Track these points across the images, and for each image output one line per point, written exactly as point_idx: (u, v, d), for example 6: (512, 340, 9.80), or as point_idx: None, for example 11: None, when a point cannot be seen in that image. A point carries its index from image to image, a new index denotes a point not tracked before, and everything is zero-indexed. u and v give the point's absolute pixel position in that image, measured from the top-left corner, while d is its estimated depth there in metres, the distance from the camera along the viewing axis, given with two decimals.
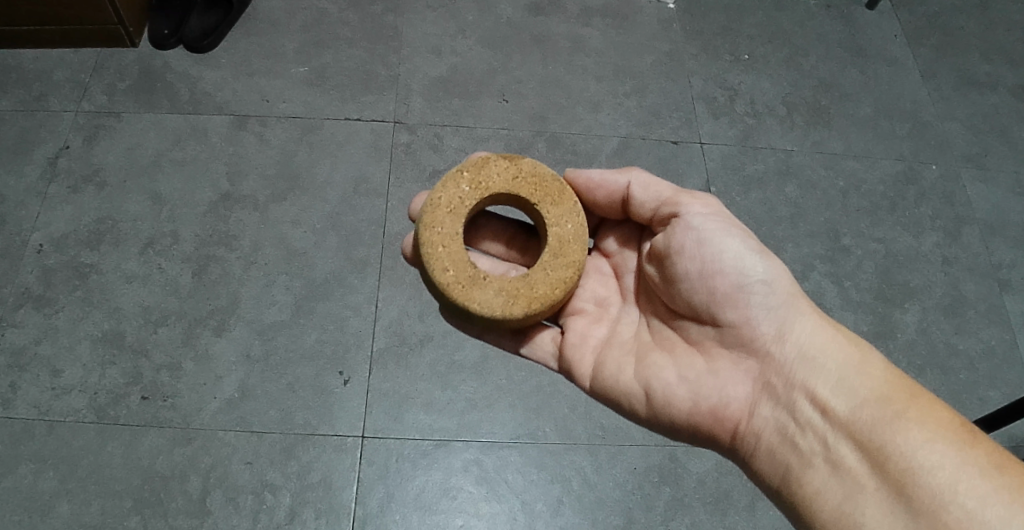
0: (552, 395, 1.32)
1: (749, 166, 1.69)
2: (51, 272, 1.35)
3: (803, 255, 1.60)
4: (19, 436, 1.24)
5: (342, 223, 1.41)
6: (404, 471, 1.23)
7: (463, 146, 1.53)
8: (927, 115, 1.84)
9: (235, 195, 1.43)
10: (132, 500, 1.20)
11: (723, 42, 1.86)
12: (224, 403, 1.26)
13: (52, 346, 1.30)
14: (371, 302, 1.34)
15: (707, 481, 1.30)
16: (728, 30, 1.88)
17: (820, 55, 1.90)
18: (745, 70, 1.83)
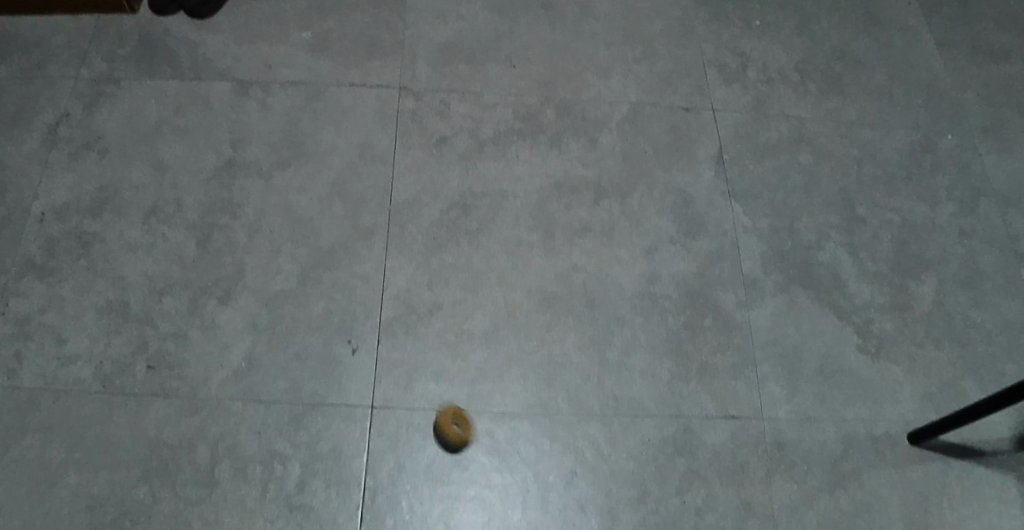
0: (564, 365, 1.30)
1: (762, 134, 1.66)
2: (53, 242, 1.34)
3: (818, 225, 1.57)
4: (25, 407, 1.23)
5: (348, 190, 1.38)
6: (416, 442, 1.22)
7: (470, 112, 1.50)
8: (941, 85, 1.79)
9: (238, 162, 1.40)
10: (140, 471, 1.20)
11: (735, 8, 1.82)
12: (231, 373, 1.24)
13: (57, 316, 1.28)
14: (379, 271, 1.32)
15: (721, 453, 1.32)
16: None
17: (834, 21, 1.85)
18: (758, 36, 1.79)
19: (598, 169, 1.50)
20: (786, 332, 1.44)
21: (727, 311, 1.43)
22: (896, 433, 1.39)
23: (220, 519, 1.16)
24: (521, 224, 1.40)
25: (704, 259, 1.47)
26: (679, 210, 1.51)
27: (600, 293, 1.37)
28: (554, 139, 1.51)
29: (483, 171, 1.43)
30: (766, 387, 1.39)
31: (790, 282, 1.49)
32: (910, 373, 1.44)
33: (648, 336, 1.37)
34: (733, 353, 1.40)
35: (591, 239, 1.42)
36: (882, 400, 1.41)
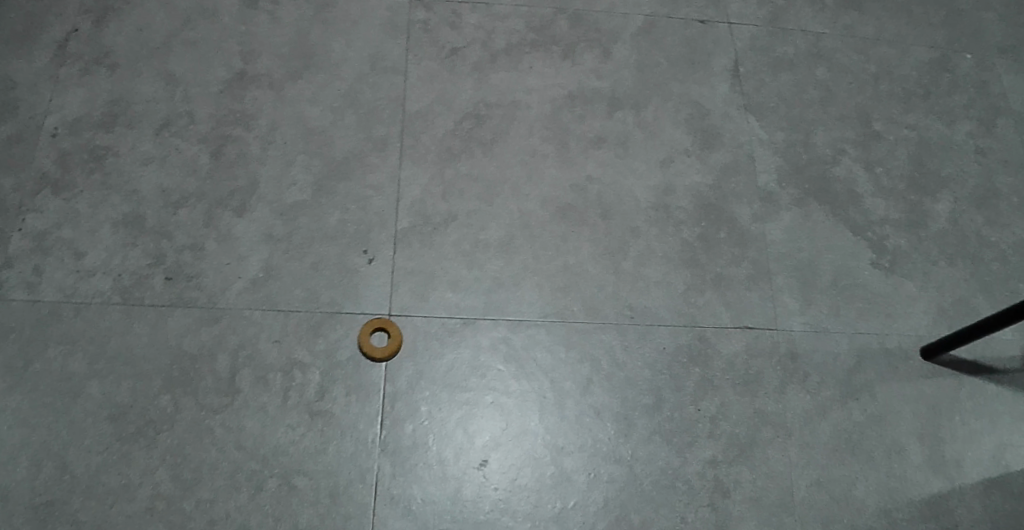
0: (580, 275, 1.31)
1: (778, 48, 1.62)
2: (66, 157, 1.33)
3: (834, 139, 1.55)
4: (46, 320, 1.24)
5: (360, 100, 1.37)
6: (433, 349, 1.23)
7: (482, 24, 1.47)
8: (960, 3, 1.75)
9: (249, 74, 1.39)
10: (162, 380, 1.21)
11: None
12: (248, 283, 1.25)
13: (74, 230, 1.29)
14: (394, 181, 1.31)
15: (736, 362, 1.31)
16: None
17: None
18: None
19: (612, 80, 1.47)
20: (801, 246, 1.43)
21: (743, 224, 1.43)
22: (910, 347, 1.38)
23: (242, 427, 1.18)
24: (535, 135, 1.39)
25: (719, 173, 1.45)
26: (695, 123, 1.49)
27: (615, 204, 1.37)
28: (568, 50, 1.48)
29: (496, 81, 1.42)
30: (781, 299, 1.38)
31: (805, 197, 1.48)
32: (924, 289, 1.43)
33: (663, 246, 1.36)
34: (749, 266, 1.39)
35: (606, 150, 1.41)
36: (895, 314, 1.41)
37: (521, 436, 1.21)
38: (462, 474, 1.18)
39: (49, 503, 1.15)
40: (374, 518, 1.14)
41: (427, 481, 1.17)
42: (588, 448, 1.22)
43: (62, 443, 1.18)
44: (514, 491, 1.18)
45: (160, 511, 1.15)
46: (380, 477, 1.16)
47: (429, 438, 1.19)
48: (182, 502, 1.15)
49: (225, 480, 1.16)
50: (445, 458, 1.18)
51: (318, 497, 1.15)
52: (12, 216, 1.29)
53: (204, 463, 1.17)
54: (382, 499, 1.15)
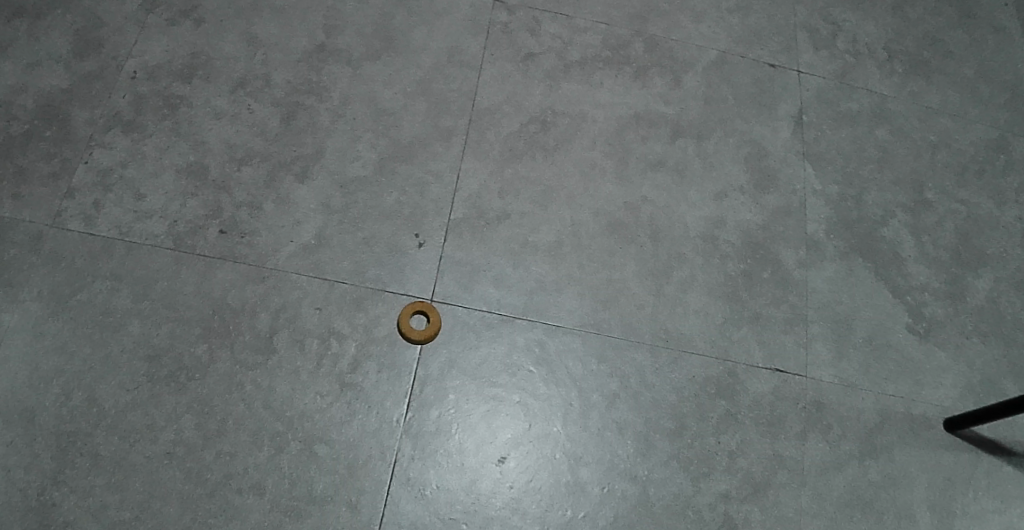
0: (621, 291, 1.32)
1: (843, 104, 1.60)
2: (141, 100, 1.37)
3: (885, 201, 1.52)
4: (97, 253, 1.27)
5: (432, 89, 1.41)
6: (469, 340, 1.25)
7: (560, 34, 1.50)
8: None
9: (330, 48, 1.43)
10: (200, 328, 1.24)
11: None
12: (300, 248, 1.29)
13: (137, 172, 1.32)
14: (454, 172, 1.36)
15: (761, 402, 1.31)
16: None
17: (928, 8, 1.76)
18: (851, 9, 1.72)
19: (679, 107, 1.49)
20: (841, 299, 1.42)
21: (787, 267, 1.42)
22: (933, 416, 1.36)
23: (273, 387, 1.21)
24: (597, 148, 1.41)
25: (772, 214, 1.45)
26: (753, 162, 1.48)
27: (666, 227, 1.38)
28: (640, 72, 1.50)
29: (566, 91, 1.45)
30: (813, 347, 1.37)
31: (851, 251, 1.46)
32: (955, 361, 1.41)
33: (706, 276, 1.37)
34: (786, 309, 1.39)
35: (664, 174, 1.42)
36: (924, 382, 1.38)
37: (542, 439, 1.22)
38: (479, 467, 1.19)
39: (73, 432, 1.18)
40: (388, 496, 1.16)
41: (444, 468, 1.19)
42: (606, 462, 1.23)
43: (94, 375, 1.21)
44: (527, 492, 1.19)
45: (180, 456, 1.17)
46: (400, 457, 1.18)
47: (453, 427, 1.21)
48: (202, 451, 1.18)
49: (248, 437, 1.18)
50: (465, 448, 1.20)
51: (336, 467, 1.17)
52: (81, 149, 1.33)
53: (230, 416, 1.19)
54: (399, 479, 1.17)
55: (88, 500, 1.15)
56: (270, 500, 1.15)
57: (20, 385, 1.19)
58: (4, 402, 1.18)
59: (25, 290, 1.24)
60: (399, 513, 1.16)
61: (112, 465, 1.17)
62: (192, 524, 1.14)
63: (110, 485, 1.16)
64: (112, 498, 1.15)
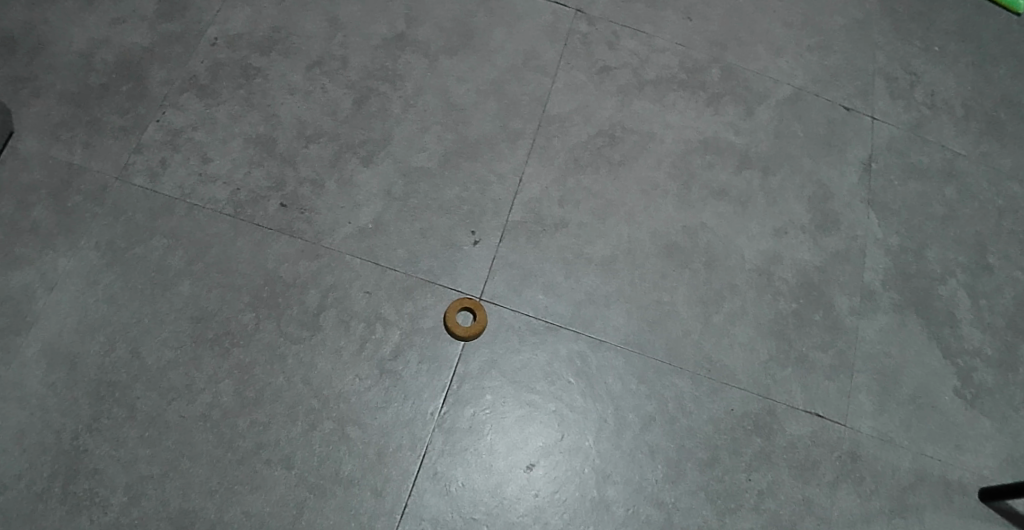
0: (669, 314, 1.31)
1: (913, 156, 1.54)
2: (218, 67, 1.39)
3: (946, 258, 1.46)
4: (159, 211, 1.29)
5: (505, 90, 1.42)
6: (512, 343, 1.25)
7: (638, 51, 1.49)
8: None
9: (408, 38, 1.44)
10: (249, 297, 1.25)
11: (919, 27, 1.67)
12: (357, 230, 1.30)
13: (207, 136, 1.35)
14: (516, 175, 1.36)
15: (797, 445, 1.28)
16: (928, 14, 1.69)
17: (1011, 68, 1.67)
18: (933, 61, 1.64)
19: (748, 138, 1.47)
20: (889, 352, 1.37)
21: (839, 313, 1.38)
22: (969, 484, 1.31)
23: (314, 364, 1.22)
24: (662, 169, 1.41)
25: (829, 256, 1.42)
26: (817, 204, 1.45)
27: (722, 257, 1.36)
28: (713, 99, 1.49)
29: (637, 109, 1.45)
30: (856, 398, 1.33)
31: (905, 305, 1.41)
32: (999, 431, 1.35)
33: (757, 310, 1.35)
34: (833, 354, 1.35)
35: (725, 203, 1.40)
36: (964, 447, 1.33)
37: (572, 452, 1.21)
38: (506, 471, 1.19)
39: (114, 382, 1.20)
40: (413, 488, 1.17)
41: (472, 468, 1.19)
42: (634, 484, 1.21)
43: (140, 330, 1.23)
44: (551, 503, 1.19)
45: (214, 421, 1.19)
46: (429, 451, 1.19)
47: (486, 427, 1.21)
48: (236, 418, 1.19)
49: (284, 410, 1.20)
50: (495, 450, 1.20)
51: (365, 452, 1.18)
52: (155, 108, 1.36)
53: (268, 387, 1.20)
54: (426, 472, 1.18)
55: (119, 451, 1.16)
56: (297, 475, 1.17)
57: (69, 330, 1.22)
58: (52, 344, 1.21)
59: (85, 237, 1.27)
60: (422, 506, 1.17)
61: (146, 420, 1.18)
62: (217, 489, 1.15)
63: (143, 440, 1.17)
64: (143, 452, 1.16)
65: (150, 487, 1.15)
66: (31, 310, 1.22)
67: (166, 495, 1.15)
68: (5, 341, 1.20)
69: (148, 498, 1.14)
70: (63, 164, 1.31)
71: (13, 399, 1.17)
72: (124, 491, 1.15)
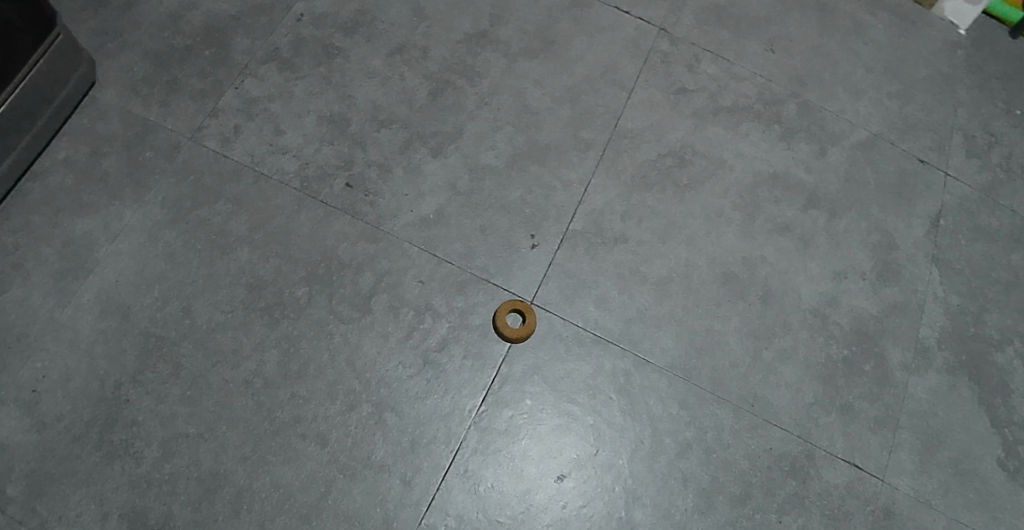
0: (718, 343, 1.29)
1: (983, 218, 1.44)
2: (301, 43, 1.41)
3: (1005, 327, 1.37)
4: (227, 176, 1.31)
5: (580, 100, 1.42)
6: (558, 351, 1.25)
7: (717, 76, 1.48)
8: None
9: (490, 36, 1.45)
10: (305, 272, 1.26)
11: (1004, 87, 1.56)
12: (418, 219, 1.31)
13: (282, 108, 1.36)
14: (582, 184, 1.36)
15: (831, 494, 1.24)
16: (1015, 74, 1.58)
17: None
18: (1016, 123, 1.53)
19: (819, 176, 1.43)
20: (936, 412, 1.30)
21: (889, 365, 1.32)
22: None
23: (359, 346, 1.23)
24: (728, 197, 1.39)
25: (886, 307, 1.35)
26: (879, 253, 1.39)
27: (778, 292, 1.34)
28: (787, 133, 1.46)
29: (710, 134, 1.43)
30: (897, 454, 1.27)
31: (958, 367, 1.33)
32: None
33: (807, 352, 1.31)
34: (879, 407, 1.29)
35: (787, 239, 1.38)
36: (1001, 521, 1.25)
37: (605, 468, 1.20)
38: (537, 479, 1.19)
39: (162, 338, 1.21)
40: (441, 482, 1.17)
41: (503, 470, 1.19)
42: (663, 509, 1.20)
43: (194, 290, 1.24)
44: (577, 517, 1.18)
45: (254, 388, 1.19)
46: (462, 447, 1.19)
47: (522, 432, 1.21)
48: (277, 388, 1.20)
49: (324, 387, 1.20)
50: (528, 456, 1.20)
51: (399, 439, 1.19)
52: (234, 75, 1.38)
53: (312, 362, 1.21)
54: (457, 467, 1.18)
55: (159, 406, 1.18)
56: (329, 454, 1.17)
57: (125, 281, 1.24)
58: (107, 293, 1.23)
59: (152, 193, 1.29)
60: (449, 502, 1.16)
61: (189, 379, 1.19)
62: (249, 456, 1.16)
63: (183, 398, 1.18)
64: (182, 410, 1.18)
65: (184, 445, 1.16)
66: (91, 256, 1.24)
67: (198, 455, 1.16)
68: (64, 283, 1.23)
69: (180, 456, 1.15)
70: (139, 119, 1.33)
71: (64, 341, 1.20)
72: (158, 446, 1.16)
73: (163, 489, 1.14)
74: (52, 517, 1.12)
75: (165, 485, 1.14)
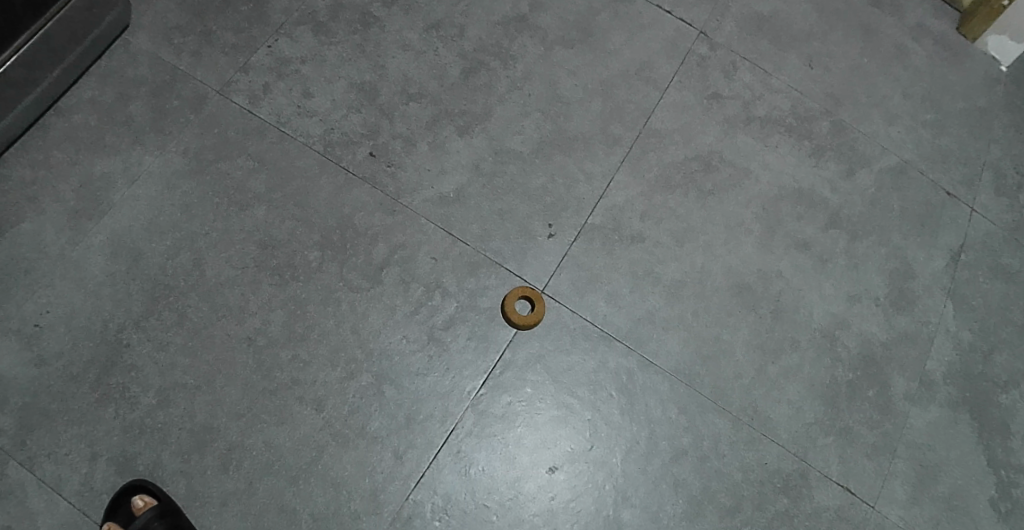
0: (724, 352, 1.28)
1: (1005, 257, 1.43)
2: (339, 8, 1.41)
3: (1014, 368, 1.35)
4: (251, 132, 1.31)
5: (612, 94, 1.41)
6: (563, 343, 1.25)
7: (753, 86, 1.47)
8: None
9: (529, 22, 1.44)
10: (319, 237, 1.26)
11: None
12: (438, 196, 1.30)
13: (313, 71, 1.36)
14: (605, 179, 1.35)
15: (821, 515, 1.22)
16: None
17: None
18: None
19: (843, 197, 1.42)
20: (935, 446, 1.29)
21: (894, 394, 1.31)
22: None
23: (365, 315, 1.22)
24: (750, 208, 1.38)
25: (897, 335, 1.34)
26: (897, 280, 1.38)
27: (790, 309, 1.33)
28: (816, 150, 1.44)
29: (739, 142, 1.42)
30: (891, 483, 1.26)
31: (962, 403, 1.32)
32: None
33: (813, 371, 1.30)
34: (879, 435, 1.28)
35: (805, 257, 1.36)
36: None
37: (597, 465, 1.20)
38: (528, 467, 1.18)
39: (169, 287, 1.21)
40: (433, 460, 1.17)
41: (495, 455, 1.18)
42: (651, 512, 1.19)
43: (206, 242, 1.24)
44: (564, 510, 1.17)
45: (257, 346, 1.19)
46: (457, 428, 1.19)
47: (519, 419, 1.20)
48: (279, 349, 1.20)
49: (327, 352, 1.20)
50: (522, 444, 1.19)
51: (395, 413, 1.18)
52: (269, 33, 1.37)
53: (317, 327, 1.21)
54: (450, 447, 1.18)
55: (159, 354, 1.18)
56: (324, 419, 1.17)
57: (139, 227, 1.23)
58: (119, 236, 1.23)
59: (174, 141, 1.29)
60: (438, 480, 1.16)
61: (193, 330, 1.19)
62: (244, 413, 1.16)
63: (184, 348, 1.18)
64: (181, 361, 1.18)
65: (180, 395, 1.16)
66: (107, 198, 1.24)
67: (193, 407, 1.16)
68: (77, 222, 1.23)
69: (175, 406, 1.15)
70: (169, 67, 1.33)
71: (71, 280, 1.20)
72: (154, 393, 1.16)
73: (154, 437, 1.14)
74: (40, 452, 1.12)
75: (157, 433, 1.14)
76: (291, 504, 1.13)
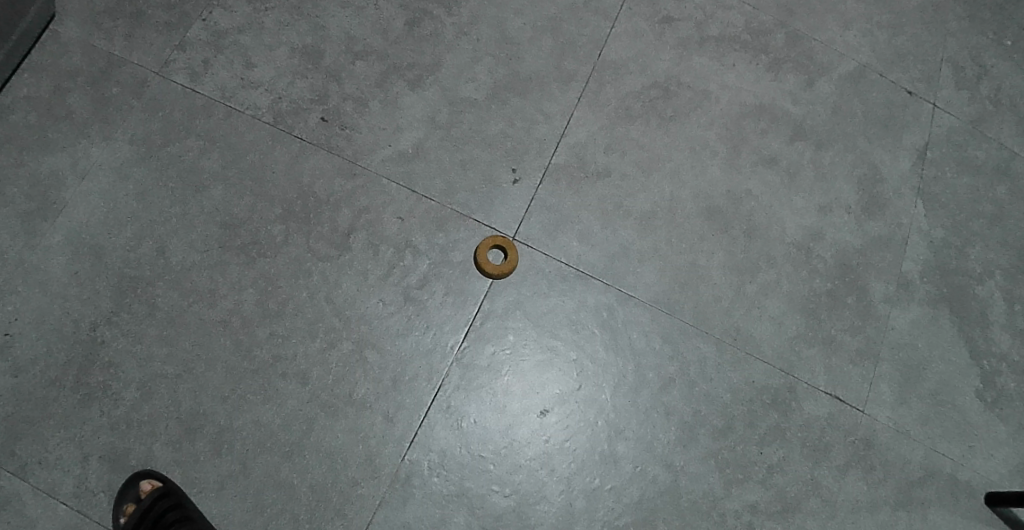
0: (702, 277, 1.28)
1: (970, 150, 1.42)
2: None
3: (987, 259, 1.36)
4: (197, 111, 1.27)
5: (562, 29, 1.38)
6: (541, 287, 1.24)
7: (704, 5, 1.44)
8: None
9: None
10: (281, 210, 1.24)
11: (997, 16, 1.52)
12: (396, 153, 1.28)
13: (252, 40, 1.31)
14: (564, 117, 1.33)
15: (813, 425, 1.24)
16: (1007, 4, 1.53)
17: None
18: (1006, 54, 1.50)
19: (806, 108, 1.40)
20: (916, 344, 1.30)
21: (872, 298, 1.31)
22: (979, 487, 1.24)
23: (339, 283, 1.21)
24: (713, 130, 1.36)
25: (870, 240, 1.34)
26: (865, 185, 1.37)
27: (763, 226, 1.32)
28: (774, 64, 1.42)
29: (696, 64, 1.40)
30: (877, 385, 1.27)
31: (939, 300, 1.33)
32: (1012, 438, 1.28)
33: (791, 285, 1.30)
34: (861, 339, 1.29)
35: (773, 172, 1.36)
36: (978, 450, 1.26)
37: (588, 403, 1.21)
38: (519, 414, 1.19)
39: (137, 278, 1.19)
40: (425, 418, 1.17)
41: (486, 406, 1.19)
42: (645, 442, 1.20)
43: (167, 229, 1.21)
44: (560, 451, 1.18)
45: (233, 327, 1.18)
46: (445, 384, 1.19)
47: (504, 368, 1.21)
48: (256, 327, 1.18)
49: (304, 325, 1.19)
50: (511, 392, 1.20)
51: (381, 377, 1.18)
52: (202, 6, 1.32)
53: (291, 301, 1.20)
54: (439, 404, 1.18)
55: (136, 347, 1.16)
56: (310, 392, 1.16)
57: (96, 221, 1.20)
58: (77, 233, 1.19)
59: (120, 130, 1.25)
60: (431, 438, 1.16)
61: (166, 319, 1.17)
62: (230, 395, 1.15)
63: (160, 338, 1.17)
64: (160, 351, 1.16)
65: (163, 386, 1.15)
66: (60, 196, 1.21)
67: (177, 395, 1.14)
68: (32, 224, 1.19)
69: (159, 397, 1.14)
70: (103, 54, 1.28)
71: (35, 284, 1.17)
72: (137, 387, 1.14)
73: (142, 430, 1.13)
74: (31, 460, 1.10)
75: (145, 426, 1.13)
76: (288, 479, 1.13)
